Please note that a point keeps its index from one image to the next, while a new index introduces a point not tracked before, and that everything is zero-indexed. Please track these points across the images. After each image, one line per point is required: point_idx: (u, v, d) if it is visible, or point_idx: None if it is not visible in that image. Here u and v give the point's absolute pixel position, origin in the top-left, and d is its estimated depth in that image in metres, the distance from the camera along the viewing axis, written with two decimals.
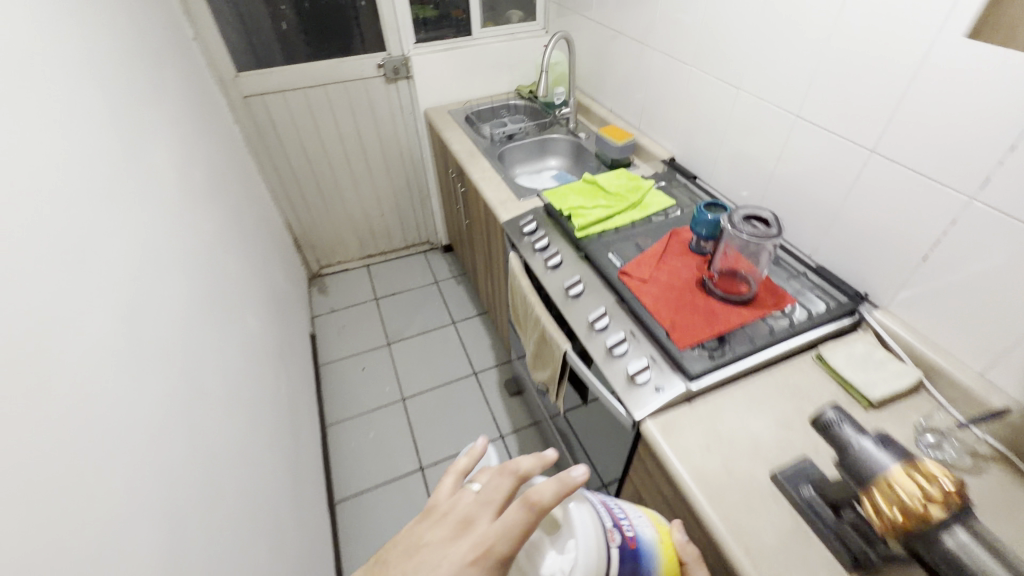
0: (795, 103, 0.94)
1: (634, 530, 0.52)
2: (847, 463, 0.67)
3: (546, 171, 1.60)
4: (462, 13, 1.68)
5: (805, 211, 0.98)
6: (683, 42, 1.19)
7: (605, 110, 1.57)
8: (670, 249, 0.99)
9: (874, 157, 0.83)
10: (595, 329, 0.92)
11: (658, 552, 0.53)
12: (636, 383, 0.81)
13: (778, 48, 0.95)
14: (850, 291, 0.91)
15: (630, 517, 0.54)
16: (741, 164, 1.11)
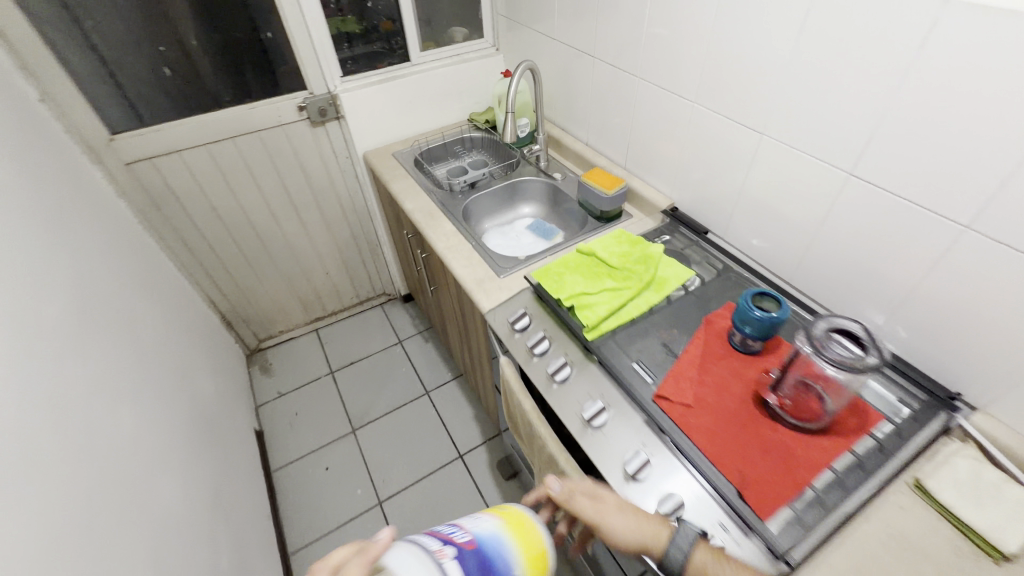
0: (845, 158, 0.75)
1: (469, 534, 0.50)
2: None
3: (519, 221, 1.36)
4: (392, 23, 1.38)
5: (861, 283, 0.80)
6: (677, 73, 0.98)
7: (580, 144, 1.34)
8: (708, 352, 0.78)
9: (967, 234, 0.65)
10: (632, 478, 0.68)
11: (507, 543, 0.51)
12: None
13: (815, 90, 0.75)
14: (938, 389, 0.73)
15: (466, 527, 0.52)
16: (767, 221, 0.92)
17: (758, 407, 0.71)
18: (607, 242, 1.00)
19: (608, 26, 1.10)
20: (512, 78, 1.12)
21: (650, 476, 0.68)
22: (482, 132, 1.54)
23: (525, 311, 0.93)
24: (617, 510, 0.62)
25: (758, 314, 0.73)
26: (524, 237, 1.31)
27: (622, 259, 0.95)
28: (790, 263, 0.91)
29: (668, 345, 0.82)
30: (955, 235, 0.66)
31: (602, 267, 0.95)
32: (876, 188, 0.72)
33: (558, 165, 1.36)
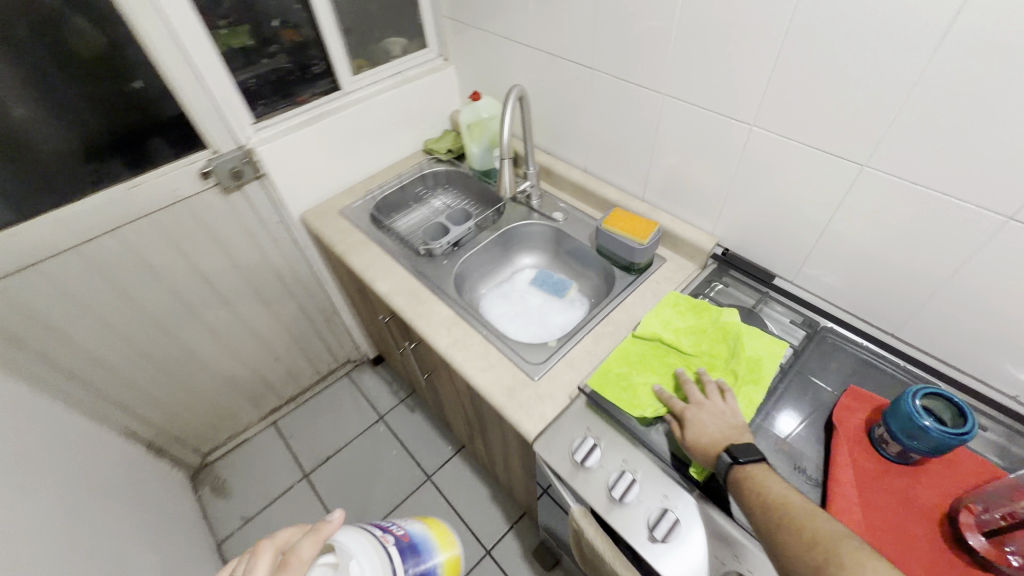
0: (1003, 198, 0.57)
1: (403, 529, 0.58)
2: None
3: (518, 276, 1.10)
4: (293, 32, 1.02)
5: (1003, 339, 0.65)
6: (725, 88, 0.76)
7: (579, 172, 1.10)
8: (859, 474, 0.59)
9: None
10: None
11: (433, 536, 0.60)
12: None
13: (958, 115, 0.56)
14: None
15: (400, 523, 0.60)
16: (865, 268, 0.74)
17: (957, 555, 0.53)
18: (665, 319, 0.80)
19: (613, 30, 0.86)
20: (502, 110, 0.85)
21: None
22: (446, 167, 1.25)
23: (589, 437, 0.70)
24: (717, 416, 0.62)
25: (932, 426, 0.55)
26: (532, 296, 1.07)
27: (696, 344, 0.75)
28: (898, 316, 0.74)
29: (797, 462, 0.63)
30: None
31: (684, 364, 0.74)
32: None
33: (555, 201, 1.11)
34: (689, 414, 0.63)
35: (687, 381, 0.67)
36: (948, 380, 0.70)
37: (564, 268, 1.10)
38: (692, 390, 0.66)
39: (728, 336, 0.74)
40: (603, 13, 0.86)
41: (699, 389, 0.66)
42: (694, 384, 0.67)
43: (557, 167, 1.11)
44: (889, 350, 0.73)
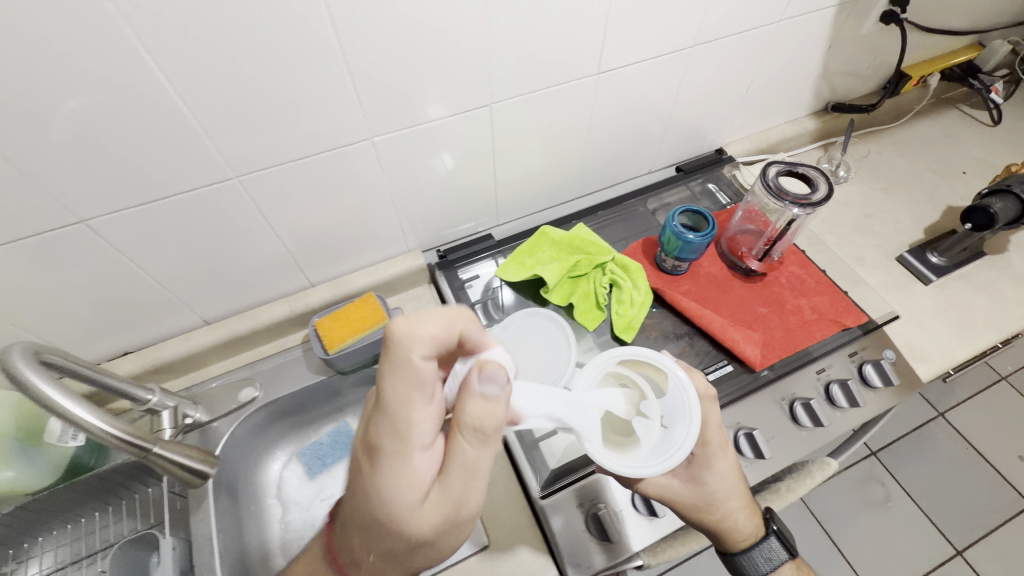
0: (592, 61, 0.64)
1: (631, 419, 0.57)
2: (917, 200, 0.92)
3: (291, 490, 0.74)
4: None
5: (630, 149, 0.84)
6: (310, 123, 0.54)
7: (202, 330, 0.71)
8: (697, 298, 0.72)
9: (697, 48, 0.71)
10: (811, 423, 0.65)
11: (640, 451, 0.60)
12: (878, 383, 0.68)
13: (537, 18, 0.56)
14: (707, 160, 0.92)
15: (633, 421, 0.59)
16: (538, 173, 0.78)
17: (760, 282, 0.74)
18: (515, 278, 0.74)
19: (57, 153, 0.46)
20: (40, 403, 0.41)
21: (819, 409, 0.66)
22: None
23: (594, 514, 0.59)
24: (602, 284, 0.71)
25: (696, 237, 0.68)
26: (333, 483, 0.75)
27: (563, 273, 0.73)
28: (575, 182, 0.84)
29: (671, 331, 0.71)
30: (687, 57, 0.72)
31: (574, 278, 0.74)
32: (624, 68, 0.68)
33: (222, 384, 0.72)
34: (580, 295, 0.73)
35: (588, 255, 0.74)
36: (625, 194, 0.88)
37: (321, 420, 0.79)
38: (582, 266, 0.73)
39: (568, 245, 0.76)
40: (8, 144, 0.44)
41: (583, 261, 0.74)
42: (591, 254, 0.74)
43: (169, 351, 0.69)
44: (596, 208, 0.86)
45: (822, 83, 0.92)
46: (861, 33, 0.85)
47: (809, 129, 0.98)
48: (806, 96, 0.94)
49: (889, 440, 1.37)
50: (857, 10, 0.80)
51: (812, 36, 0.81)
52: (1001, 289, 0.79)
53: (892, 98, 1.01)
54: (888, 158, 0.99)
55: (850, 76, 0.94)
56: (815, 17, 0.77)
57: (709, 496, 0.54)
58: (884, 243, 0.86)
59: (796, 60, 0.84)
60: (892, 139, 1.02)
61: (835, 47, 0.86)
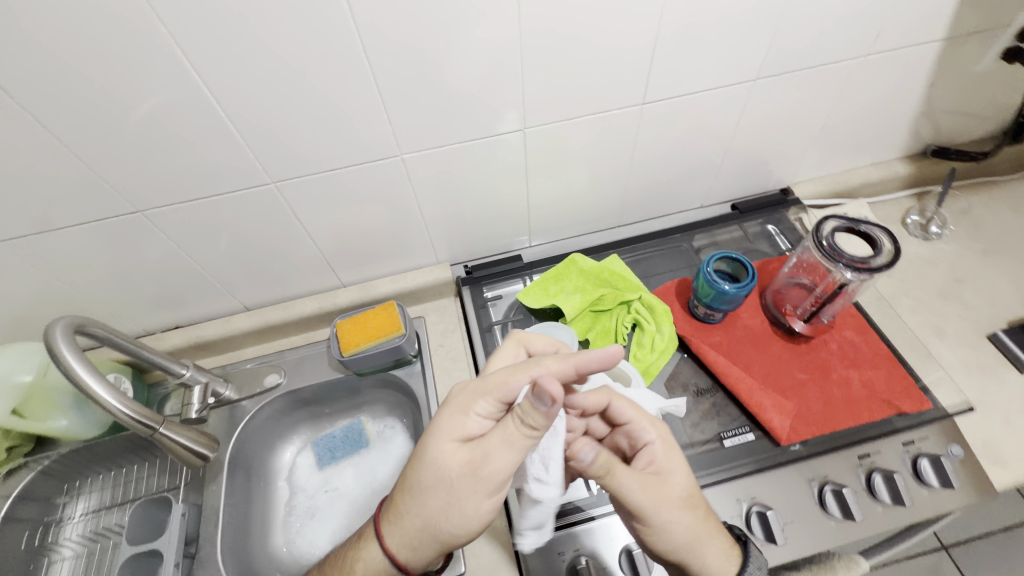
0: (633, 92, 0.62)
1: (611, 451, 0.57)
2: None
3: (300, 477, 0.77)
4: None
5: (679, 180, 0.78)
6: (341, 137, 0.57)
7: (243, 316, 0.77)
8: (725, 352, 0.66)
9: (759, 82, 0.65)
10: (845, 515, 0.56)
11: None
12: (938, 483, 0.58)
13: (575, 44, 0.54)
14: (769, 199, 0.85)
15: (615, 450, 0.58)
16: (574, 196, 0.76)
17: (805, 345, 0.66)
18: (535, 303, 0.72)
19: (120, 152, 0.52)
20: (66, 374, 0.46)
21: (857, 502, 0.57)
22: (39, 473, 0.69)
23: (575, 566, 0.55)
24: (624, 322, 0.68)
25: (730, 288, 0.62)
26: (340, 476, 0.77)
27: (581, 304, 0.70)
28: (615, 210, 0.81)
29: (692, 385, 0.66)
30: (748, 91, 0.66)
31: (598, 313, 0.70)
32: (672, 99, 0.64)
33: (254, 366, 0.77)
34: (599, 331, 0.69)
35: (613, 292, 0.70)
36: (670, 227, 0.83)
37: (337, 415, 0.82)
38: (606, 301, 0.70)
39: (597, 277, 0.73)
40: (79, 141, 0.50)
41: (608, 296, 0.70)
42: (617, 290, 0.71)
43: (210, 331, 0.76)
44: (636, 238, 0.82)
45: (920, 123, 0.81)
46: (975, 72, 0.73)
47: (900, 173, 0.86)
48: (899, 137, 0.83)
49: (967, 536, 1.18)
50: (972, 44, 0.68)
51: (912, 72, 0.71)
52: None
53: (1013, 146, 0.86)
54: (998, 215, 0.85)
55: (958, 119, 0.81)
56: (911, 54, 0.68)
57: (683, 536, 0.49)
58: (973, 316, 0.74)
59: (889, 97, 0.74)
60: (1009, 193, 0.87)
61: (940, 86, 0.75)
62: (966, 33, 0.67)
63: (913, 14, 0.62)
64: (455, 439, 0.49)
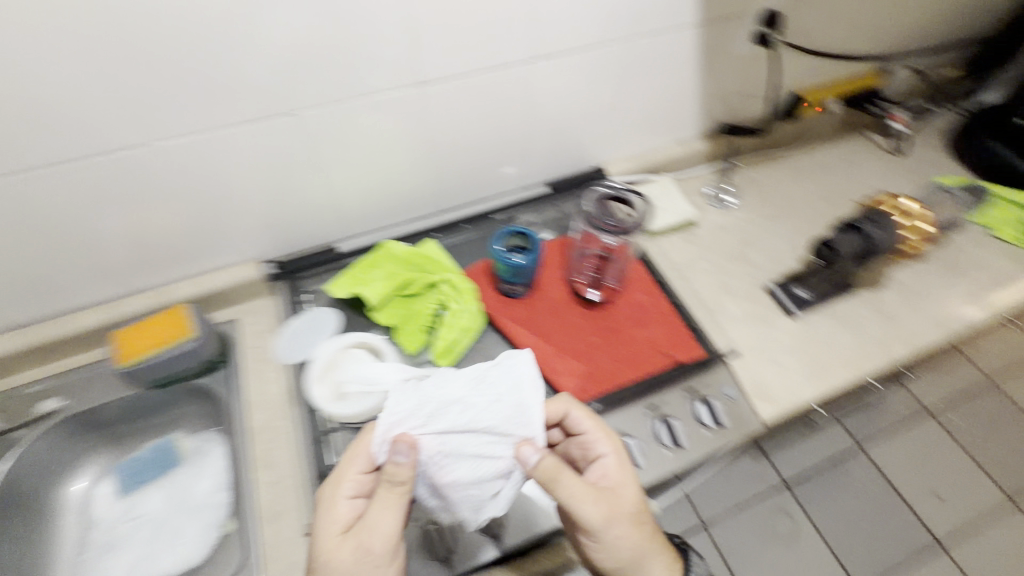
0: (407, 73, 0.62)
1: None
2: (798, 229, 0.89)
3: (96, 509, 0.70)
4: None
5: (488, 164, 0.80)
6: (73, 116, 0.53)
7: (6, 336, 0.68)
8: (527, 324, 0.68)
9: (535, 64, 0.68)
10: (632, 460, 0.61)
11: None
12: (711, 422, 0.65)
13: (323, 19, 0.55)
14: (582, 177, 0.88)
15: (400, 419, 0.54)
16: (381, 183, 0.75)
17: (601, 311, 0.70)
18: (344, 294, 0.71)
19: None
20: None
21: (642, 448, 0.62)
22: None
23: None
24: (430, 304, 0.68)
25: (522, 260, 0.65)
26: (145, 501, 0.71)
27: (388, 289, 0.69)
28: (432, 195, 0.81)
29: (498, 357, 0.67)
30: (528, 72, 0.69)
31: (407, 297, 0.70)
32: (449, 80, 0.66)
33: (26, 393, 0.68)
34: (408, 315, 0.69)
35: (422, 275, 0.71)
36: (490, 210, 0.85)
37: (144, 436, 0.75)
38: (415, 285, 0.70)
39: (409, 262, 0.73)
40: None
41: (418, 280, 0.70)
42: (427, 273, 0.71)
43: None
44: (458, 221, 0.83)
45: (707, 104, 0.89)
46: (736, 55, 0.81)
47: (698, 149, 0.94)
48: (691, 117, 0.91)
49: None
50: (724, 28, 0.76)
51: (681, 54, 0.78)
52: (867, 328, 0.77)
53: (788, 122, 0.98)
54: (781, 184, 0.95)
55: (737, 99, 0.90)
56: (674, 38, 0.74)
57: (637, 550, 0.50)
58: (755, 273, 0.83)
59: (668, 79, 0.81)
60: (789, 164, 0.99)
61: (711, 69, 0.83)
62: (716, 19, 0.75)
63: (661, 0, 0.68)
64: (341, 528, 0.48)
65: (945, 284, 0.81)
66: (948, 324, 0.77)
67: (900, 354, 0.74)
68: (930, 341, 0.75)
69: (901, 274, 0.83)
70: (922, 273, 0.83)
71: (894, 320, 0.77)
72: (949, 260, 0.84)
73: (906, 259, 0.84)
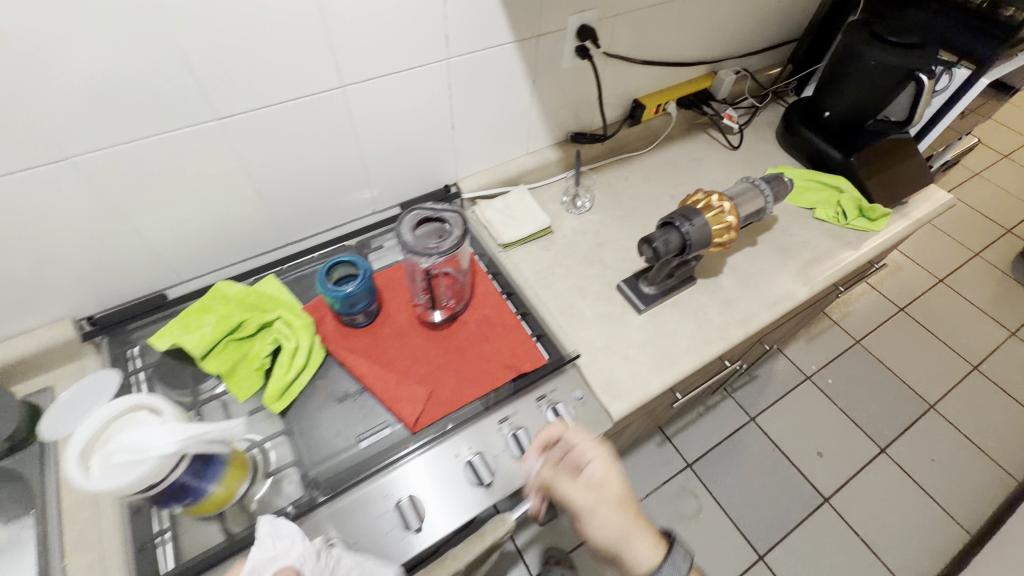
0: (195, 107, 0.58)
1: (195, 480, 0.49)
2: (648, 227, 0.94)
3: None
4: None
5: (325, 191, 0.78)
6: None
7: None
8: (369, 353, 0.66)
9: (349, 90, 0.67)
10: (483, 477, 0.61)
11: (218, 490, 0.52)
12: (562, 425, 0.66)
13: (71, 59, 0.49)
14: (435, 197, 0.89)
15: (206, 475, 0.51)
16: (203, 222, 0.70)
17: (446, 331, 0.70)
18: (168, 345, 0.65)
19: None
20: None
21: (492, 462, 0.62)
22: None
23: None
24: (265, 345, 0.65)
25: (352, 288, 0.63)
26: None
27: (215, 335, 0.65)
28: (272, 229, 0.77)
29: (340, 392, 0.65)
30: (342, 98, 0.67)
31: (240, 340, 0.66)
32: (253, 112, 0.62)
33: None
34: (242, 359, 0.65)
35: (255, 316, 0.67)
36: (343, 237, 0.84)
37: None
38: (248, 327, 0.66)
39: (242, 302, 0.69)
40: None
41: (251, 321, 0.67)
42: (261, 312, 0.68)
43: None
44: (311, 250, 0.82)
45: (550, 114, 0.92)
46: (564, 68, 0.84)
47: (552, 159, 0.97)
48: (538, 128, 0.93)
49: (705, 449, 1.41)
50: (546, 43, 0.78)
51: (509, 71, 0.79)
52: (708, 315, 0.82)
53: (633, 126, 1.03)
54: (633, 185, 1.00)
55: (577, 108, 0.94)
56: (497, 56, 0.75)
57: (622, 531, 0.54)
58: (608, 273, 0.86)
59: (502, 94, 0.82)
60: (641, 165, 1.04)
61: (544, 83, 0.85)
62: (537, 35, 0.76)
63: (472, 22, 0.68)
64: None
65: (776, 266, 0.89)
66: (780, 303, 0.84)
67: (738, 337, 0.80)
68: (763, 322, 0.82)
69: (738, 261, 0.89)
70: (757, 258, 0.90)
71: (733, 304, 0.83)
72: (779, 243, 0.92)
73: (741, 247, 0.91)
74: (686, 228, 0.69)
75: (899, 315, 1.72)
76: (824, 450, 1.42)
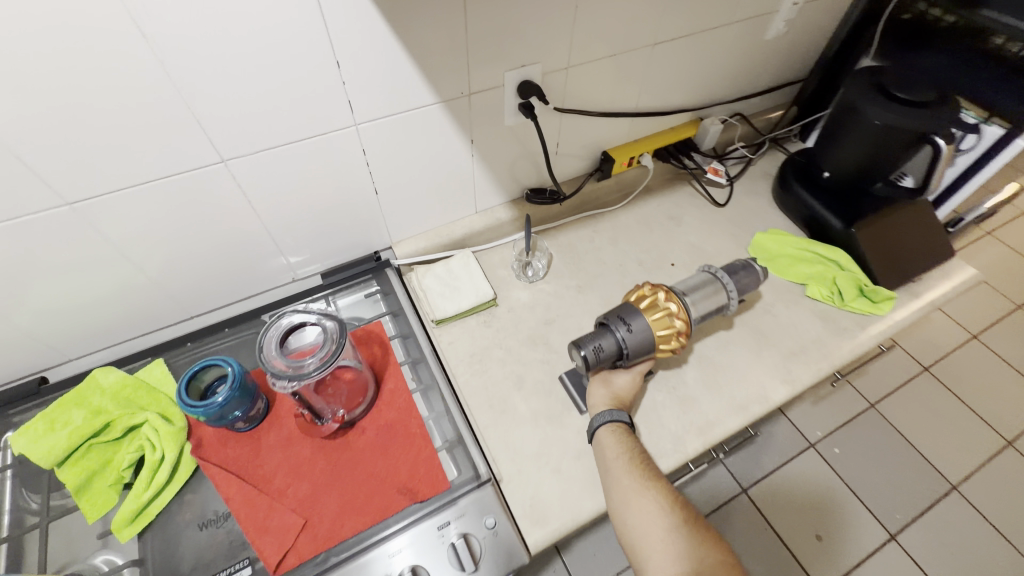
0: (38, 193, 0.50)
1: None
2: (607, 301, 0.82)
3: None
4: None
5: (230, 264, 0.69)
6: None
7: None
8: (246, 467, 0.59)
9: (235, 163, 0.58)
10: None
11: None
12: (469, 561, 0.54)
13: None
14: (363, 264, 0.81)
15: None
16: (81, 303, 0.63)
17: (341, 440, 0.62)
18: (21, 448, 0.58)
19: None
20: None
21: None
22: None
23: None
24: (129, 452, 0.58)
25: (222, 397, 0.56)
26: None
27: (74, 439, 0.57)
28: (170, 303, 0.69)
29: (207, 513, 0.56)
30: (228, 173, 0.59)
31: (106, 443, 0.59)
32: (116, 192, 0.54)
33: None
34: (104, 467, 0.58)
35: (126, 415, 0.60)
36: (254, 309, 0.77)
37: None
38: (115, 429, 0.59)
39: (117, 396, 0.62)
40: None
41: (121, 421, 0.60)
42: (134, 410, 0.61)
43: None
44: (220, 324, 0.74)
45: (499, 172, 0.81)
46: (509, 124, 0.74)
47: (503, 219, 0.87)
48: (487, 186, 0.83)
49: None
50: (480, 101, 0.68)
51: (439, 132, 0.69)
52: (663, 419, 0.70)
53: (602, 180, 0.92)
54: (598, 248, 0.89)
55: (533, 163, 0.84)
56: (421, 117, 0.65)
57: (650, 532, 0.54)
58: (553, 359, 0.75)
59: (433, 156, 0.72)
60: (610, 224, 0.93)
61: (485, 141, 0.75)
62: (469, 93, 0.66)
63: (381, 85, 0.59)
64: None
65: (753, 358, 0.76)
66: (753, 405, 0.71)
67: (697, 449, 0.67)
68: (728, 431, 0.69)
69: (708, 349, 0.77)
70: (731, 346, 0.77)
71: (694, 407, 0.71)
72: (760, 328, 0.79)
73: (715, 332, 0.79)
74: (621, 334, 0.59)
75: (924, 376, 1.54)
76: (825, 534, 1.26)
